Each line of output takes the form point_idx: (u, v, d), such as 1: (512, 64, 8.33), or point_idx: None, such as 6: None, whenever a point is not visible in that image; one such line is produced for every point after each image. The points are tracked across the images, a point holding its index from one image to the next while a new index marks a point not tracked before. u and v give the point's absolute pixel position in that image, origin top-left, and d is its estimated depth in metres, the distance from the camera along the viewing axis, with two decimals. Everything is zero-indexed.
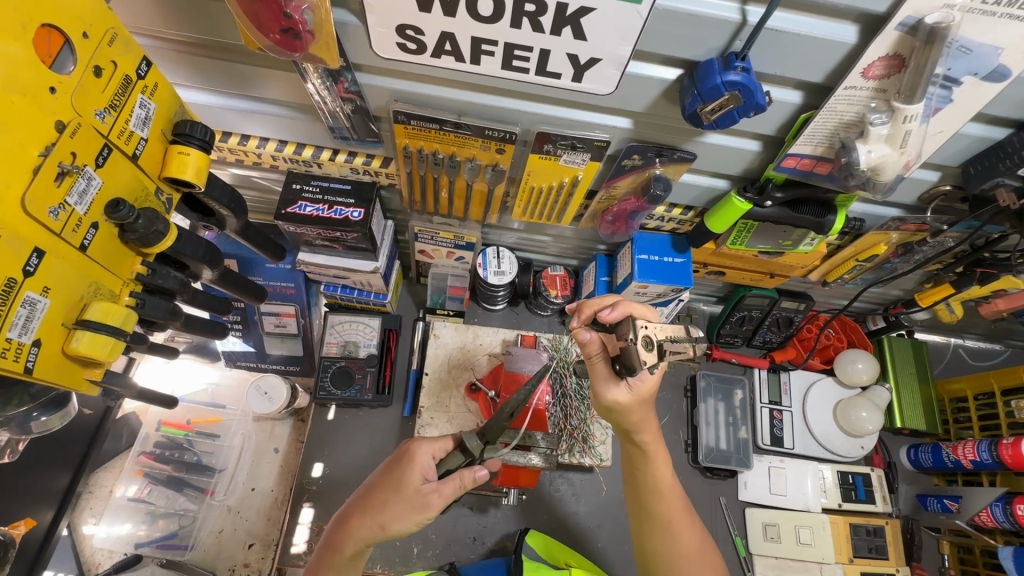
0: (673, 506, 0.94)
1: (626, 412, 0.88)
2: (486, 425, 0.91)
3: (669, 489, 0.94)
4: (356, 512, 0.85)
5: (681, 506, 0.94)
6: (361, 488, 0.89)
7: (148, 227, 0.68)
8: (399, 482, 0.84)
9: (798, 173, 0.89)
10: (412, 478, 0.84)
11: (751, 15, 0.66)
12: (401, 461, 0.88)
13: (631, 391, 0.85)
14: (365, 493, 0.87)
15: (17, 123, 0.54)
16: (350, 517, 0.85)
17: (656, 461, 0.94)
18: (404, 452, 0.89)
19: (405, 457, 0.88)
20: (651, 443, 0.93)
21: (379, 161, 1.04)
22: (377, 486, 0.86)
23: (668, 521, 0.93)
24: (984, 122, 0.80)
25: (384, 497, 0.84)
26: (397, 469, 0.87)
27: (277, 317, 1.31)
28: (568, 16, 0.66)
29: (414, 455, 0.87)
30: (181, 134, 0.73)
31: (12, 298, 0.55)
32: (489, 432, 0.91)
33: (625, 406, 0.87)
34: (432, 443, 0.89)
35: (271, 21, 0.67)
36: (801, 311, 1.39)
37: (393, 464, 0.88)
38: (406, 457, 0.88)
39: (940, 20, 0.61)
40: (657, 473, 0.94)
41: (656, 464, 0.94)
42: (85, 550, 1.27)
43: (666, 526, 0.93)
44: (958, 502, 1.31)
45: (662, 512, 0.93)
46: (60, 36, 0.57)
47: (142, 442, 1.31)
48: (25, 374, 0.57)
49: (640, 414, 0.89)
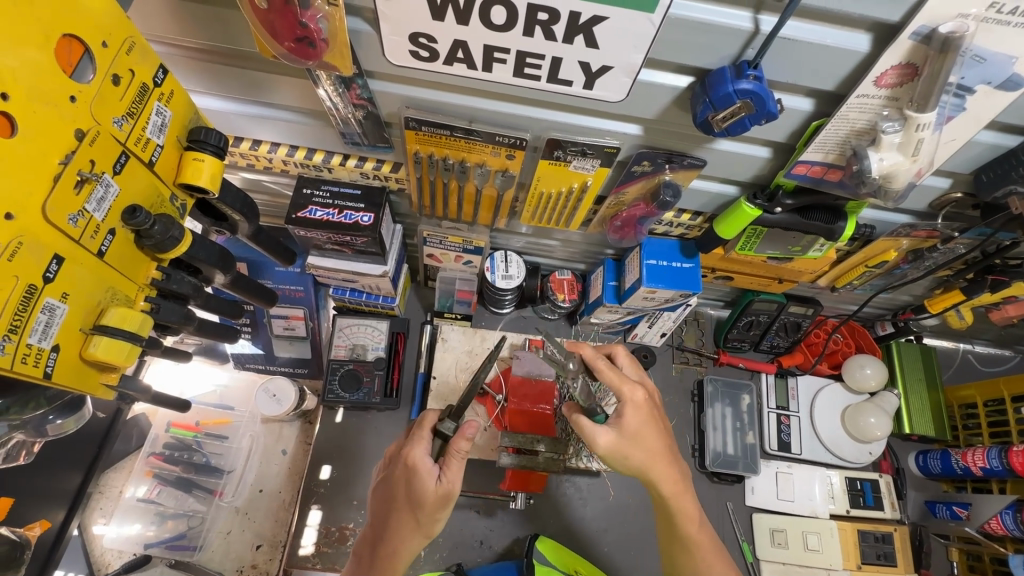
0: (704, 546, 0.92)
1: (625, 455, 0.88)
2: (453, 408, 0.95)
3: (698, 536, 0.92)
4: (391, 526, 0.89)
5: (713, 553, 0.92)
6: (382, 508, 0.91)
7: (164, 233, 0.68)
8: (418, 497, 0.85)
9: (809, 180, 0.89)
10: (425, 482, 0.85)
11: (764, 24, 0.66)
12: (406, 474, 0.88)
13: (615, 428, 0.88)
14: (390, 512, 0.90)
15: (39, 131, 0.55)
16: (390, 536, 0.88)
17: (680, 514, 0.92)
18: (403, 465, 0.88)
19: (408, 469, 0.87)
20: (676, 495, 0.91)
21: (390, 166, 1.05)
22: (404, 508, 0.88)
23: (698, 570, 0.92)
24: (997, 130, 0.80)
25: (415, 514, 0.86)
26: (409, 484, 0.87)
27: (286, 320, 1.32)
28: (580, 25, 0.67)
29: (413, 463, 0.87)
30: (196, 140, 0.74)
31: (33, 304, 0.55)
32: (458, 408, 0.95)
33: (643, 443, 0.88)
34: (419, 444, 0.89)
35: (287, 29, 0.68)
36: (809, 316, 1.38)
37: (403, 483, 0.88)
38: (407, 468, 0.87)
39: (954, 30, 0.61)
40: (683, 506, 0.91)
41: (682, 511, 0.91)
42: (95, 550, 1.28)
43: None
44: (968, 509, 1.30)
45: (694, 562, 0.92)
46: (80, 45, 0.58)
47: (152, 442, 1.33)
48: (44, 379, 0.58)
49: (646, 440, 0.88)
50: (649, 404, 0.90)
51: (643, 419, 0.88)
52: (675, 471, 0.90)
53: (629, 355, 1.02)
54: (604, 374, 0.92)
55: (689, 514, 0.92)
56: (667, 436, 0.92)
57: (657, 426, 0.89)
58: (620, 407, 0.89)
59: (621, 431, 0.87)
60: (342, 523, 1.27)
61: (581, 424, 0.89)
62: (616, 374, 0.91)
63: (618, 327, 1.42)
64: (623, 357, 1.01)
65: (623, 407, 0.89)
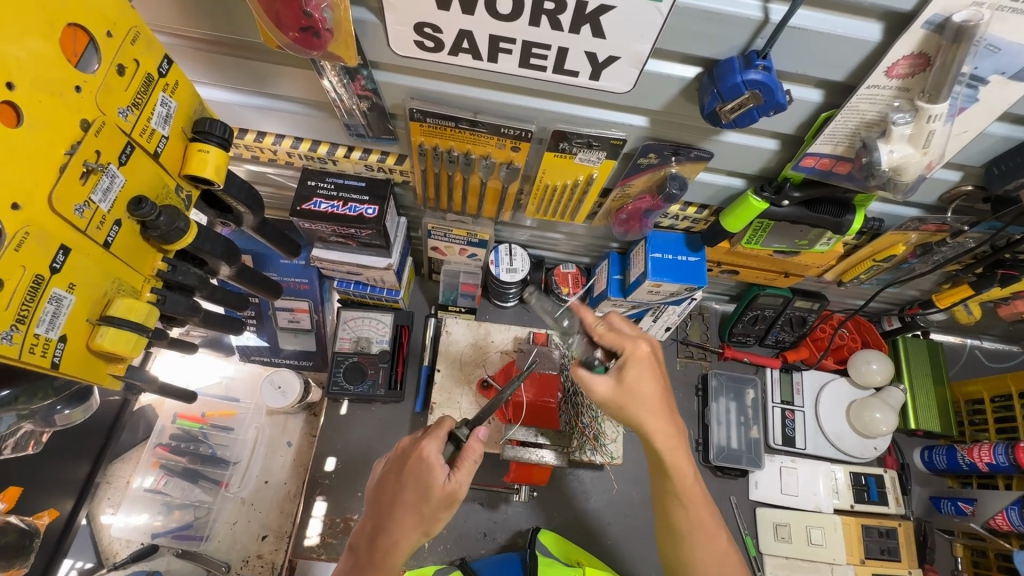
0: (698, 502, 0.92)
1: (622, 406, 0.89)
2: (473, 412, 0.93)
3: (691, 493, 0.91)
4: (393, 520, 0.88)
5: (703, 509, 0.92)
6: (384, 499, 0.90)
7: (169, 224, 0.69)
8: (426, 492, 0.85)
9: (817, 172, 0.88)
10: (436, 479, 0.85)
11: (774, 13, 0.65)
12: (416, 468, 0.88)
13: (615, 379, 0.90)
14: (392, 505, 0.89)
15: (46, 122, 0.55)
16: (391, 527, 0.87)
17: (674, 472, 0.90)
18: (414, 459, 0.88)
19: (419, 463, 0.87)
20: (671, 449, 0.90)
21: (394, 159, 1.05)
22: (408, 501, 0.87)
23: (681, 528, 0.92)
24: (1010, 122, 0.79)
25: (421, 508, 0.86)
26: (418, 478, 0.87)
27: (291, 313, 1.32)
28: (588, 14, 0.66)
29: (425, 457, 0.87)
30: (201, 131, 0.74)
31: (40, 295, 0.56)
32: (476, 415, 0.93)
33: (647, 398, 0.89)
34: (433, 440, 0.89)
35: (292, 18, 0.67)
36: (814, 311, 1.37)
37: (410, 477, 0.88)
38: (418, 461, 0.87)
39: (968, 18, 0.60)
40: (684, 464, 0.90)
41: (674, 467, 0.90)
42: (103, 539, 1.29)
43: (681, 533, 0.92)
44: (973, 504, 1.30)
45: (685, 514, 0.92)
46: (84, 35, 0.58)
47: (159, 434, 1.34)
48: (52, 369, 0.58)
49: (641, 392, 0.89)
50: (650, 357, 0.92)
51: (641, 372, 0.89)
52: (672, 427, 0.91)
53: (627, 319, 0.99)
54: (605, 337, 0.93)
55: (685, 473, 0.91)
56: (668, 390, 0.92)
57: (655, 380, 0.90)
58: (623, 361, 0.90)
59: (619, 382, 0.89)
60: (347, 514, 1.27)
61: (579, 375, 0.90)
62: (617, 335, 0.92)
63: (622, 322, 1.42)
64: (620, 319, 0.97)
65: (626, 362, 0.90)
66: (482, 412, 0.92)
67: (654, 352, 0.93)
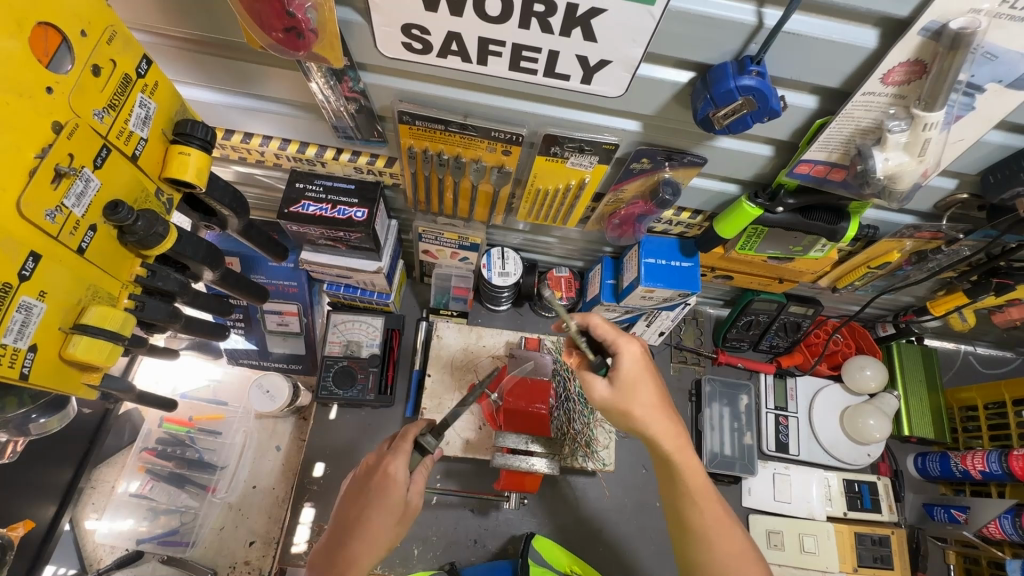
0: (708, 516, 0.85)
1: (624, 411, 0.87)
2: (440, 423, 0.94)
3: (700, 497, 0.86)
4: (353, 536, 0.85)
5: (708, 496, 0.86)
6: (348, 514, 0.88)
7: (148, 229, 0.66)
8: (389, 505, 0.85)
9: (812, 179, 0.87)
10: (399, 490, 0.86)
11: (768, 18, 0.63)
12: (381, 484, 0.87)
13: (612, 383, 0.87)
14: (354, 521, 0.86)
15: (14, 125, 0.53)
16: (353, 542, 0.84)
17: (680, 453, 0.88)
18: (378, 475, 0.88)
19: (384, 479, 0.87)
20: (677, 449, 0.87)
21: (384, 161, 1.03)
22: (371, 518, 0.85)
23: (694, 524, 0.86)
24: (1007, 129, 0.78)
25: (383, 524, 0.85)
26: (382, 493, 0.86)
27: (279, 315, 1.31)
28: (578, 17, 0.64)
29: (390, 473, 0.87)
30: (182, 133, 0.72)
31: (8, 303, 0.54)
32: (439, 424, 0.94)
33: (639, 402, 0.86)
34: (398, 455, 0.89)
35: (275, 18, 0.66)
36: (809, 316, 1.37)
37: (374, 493, 0.87)
38: (383, 477, 0.87)
39: (966, 25, 0.59)
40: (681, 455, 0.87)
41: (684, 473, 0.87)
42: (87, 544, 1.27)
43: (702, 536, 0.85)
44: (966, 512, 1.28)
45: (698, 532, 0.85)
46: (57, 34, 0.56)
47: (144, 438, 1.31)
48: (21, 380, 0.56)
49: (640, 391, 0.87)
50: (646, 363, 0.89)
51: (631, 369, 0.86)
52: (673, 417, 0.88)
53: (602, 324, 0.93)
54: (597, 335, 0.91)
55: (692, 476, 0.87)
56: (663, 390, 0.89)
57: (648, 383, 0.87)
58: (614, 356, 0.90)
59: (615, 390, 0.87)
60: None
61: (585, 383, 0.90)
62: (612, 329, 0.89)
63: (615, 326, 1.41)
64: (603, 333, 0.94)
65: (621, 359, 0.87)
66: (447, 421, 0.93)
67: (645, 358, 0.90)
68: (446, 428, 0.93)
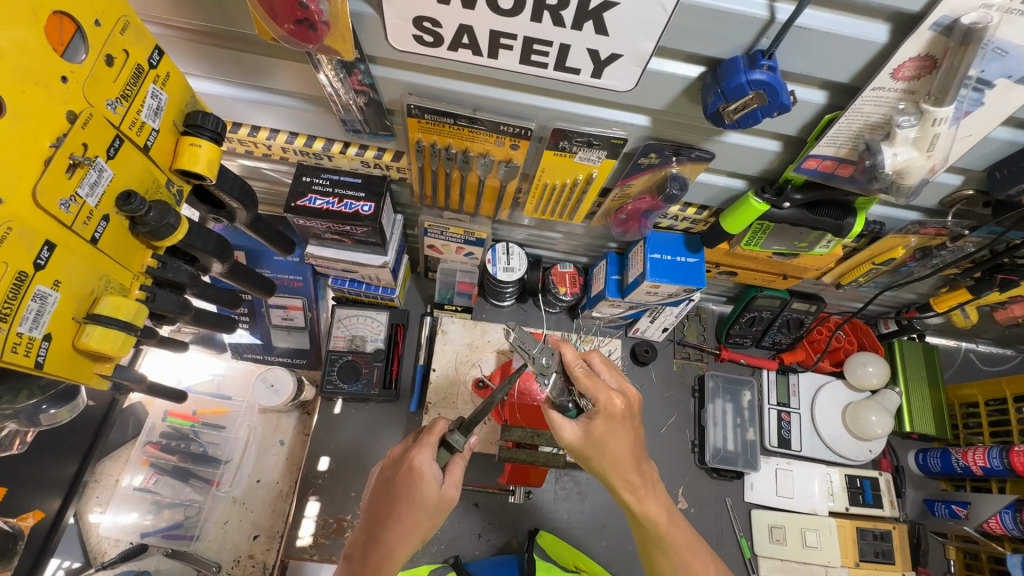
0: (679, 545, 0.92)
1: (587, 454, 0.88)
2: (465, 420, 0.91)
3: (675, 538, 0.92)
4: (386, 530, 0.87)
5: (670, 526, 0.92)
6: (378, 509, 0.89)
7: (159, 220, 0.67)
8: (421, 501, 0.87)
9: (820, 174, 0.87)
10: (428, 487, 0.87)
11: (780, 12, 0.64)
12: (407, 477, 0.88)
13: (582, 426, 0.86)
14: (386, 516, 0.88)
15: (31, 115, 0.53)
16: (388, 536, 0.87)
17: (642, 503, 0.91)
18: (405, 469, 0.88)
19: (410, 473, 0.88)
20: (639, 500, 0.90)
21: (391, 155, 1.04)
22: (403, 512, 0.87)
23: (670, 556, 0.92)
24: (1014, 126, 0.78)
25: (415, 517, 0.87)
26: (409, 488, 0.87)
27: (284, 310, 1.30)
28: (590, 10, 0.65)
29: (416, 467, 0.88)
30: (193, 125, 0.72)
31: (23, 292, 0.54)
32: (468, 420, 0.92)
33: (612, 465, 0.87)
34: (425, 449, 0.89)
35: (288, 11, 0.65)
36: (812, 313, 1.37)
37: (402, 489, 0.88)
38: (410, 472, 0.88)
39: (977, 21, 0.59)
40: (643, 504, 0.91)
41: (648, 507, 0.91)
42: (91, 538, 1.26)
43: (665, 550, 0.92)
44: (967, 508, 1.29)
45: (670, 561, 0.92)
46: (71, 24, 0.56)
47: (148, 432, 1.33)
48: (36, 369, 0.57)
49: (610, 446, 0.86)
50: (625, 414, 0.87)
51: (604, 445, 0.86)
52: (645, 494, 0.90)
53: (608, 361, 0.93)
54: (580, 381, 0.86)
55: (658, 519, 0.91)
56: (638, 441, 0.91)
57: (627, 433, 0.87)
58: (593, 412, 0.86)
59: (588, 433, 0.86)
60: (340, 515, 1.25)
61: (549, 419, 0.88)
62: (594, 382, 0.86)
63: (618, 322, 1.41)
64: (600, 364, 0.92)
65: (594, 415, 0.85)
66: (476, 419, 0.91)
67: (629, 408, 0.87)
68: (474, 425, 0.92)
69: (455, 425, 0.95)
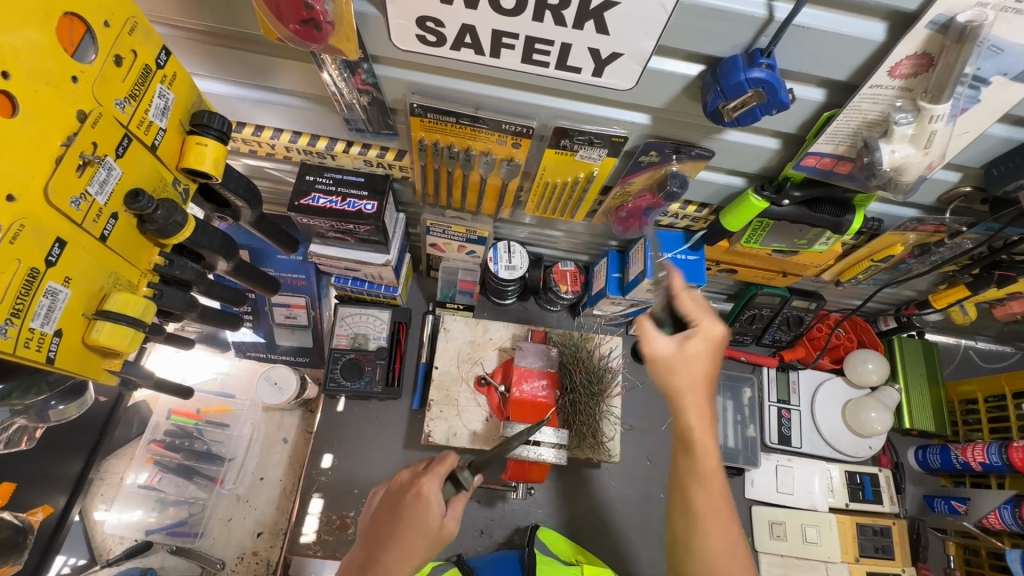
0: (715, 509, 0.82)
1: (670, 371, 0.86)
2: (476, 457, 0.96)
3: (712, 504, 0.83)
4: (385, 551, 0.85)
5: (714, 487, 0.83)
6: (379, 531, 0.89)
7: (167, 218, 0.68)
8: (422, 524, 0.87)
9: (818, 172, 0.88)
10: (432, 510, 0.88)
11: (778, 11, 0.64)
12: (413, 502, 0.90)
13: (676, 342, 0.86)
14: (386, 538, 0.87)
15: (43, 114, 0.54)
16: (384, 558, 0.85)
17: (700, 450, 0.84)
18: (412, 494, 0.91)
19: (417, 498, 0.90)
20: (697, 444, 0.84)
21: (394, 154, 1.05)
22: (404, 534, 0.87)
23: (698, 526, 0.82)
24: (1010, 123, 0.79)
25: (415, 542, 0.86)
26: (413, 511, 0.89)
27: (288, 308, 1.31)
28: (592, 10, 0.65)
29: (424, 493, 0.90)
30: (199, 124, 0.72)
31: (35, 288, 0.55)
32: (478, 460, 0.96)
33: (676, 360, 0.85)
34: (433, 477, 0.92)
35: (293, 12, 0.66)
36: (811, 311, 1.38)
37: (406, 512, 0.89)
38: (417, 497, 0.90)
39: (972, 19, 0.60)
40: (701, 455, 0.84)
41: (700, 457, 0.84)
42: (96, 536, 1.28)
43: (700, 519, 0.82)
44: (966, 503, 1.31)
45: (695, 525, 0.82)
46: (81, 24, 0.57)
47: (153, 430, 1.33)
48: (47, 364, 0.58)
49: (680, 369, 0.85)
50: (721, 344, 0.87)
51: (678, 362, 0.85)
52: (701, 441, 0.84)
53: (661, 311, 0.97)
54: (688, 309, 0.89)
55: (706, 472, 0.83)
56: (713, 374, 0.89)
57: (701, 362, 0.85)
58: (691, 331, 0.86)
59: (681, 347, 0.85)
60: (343, 511, 1.26)
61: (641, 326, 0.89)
62: (694, 303, 0.89)
63: (619, 319, 1.42)
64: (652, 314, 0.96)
65: (693, 333, 0.86)
66: (486, 460, 0.96)
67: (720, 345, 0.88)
68: (484, 466, 0.96)
69: (463, 462, 0.98)
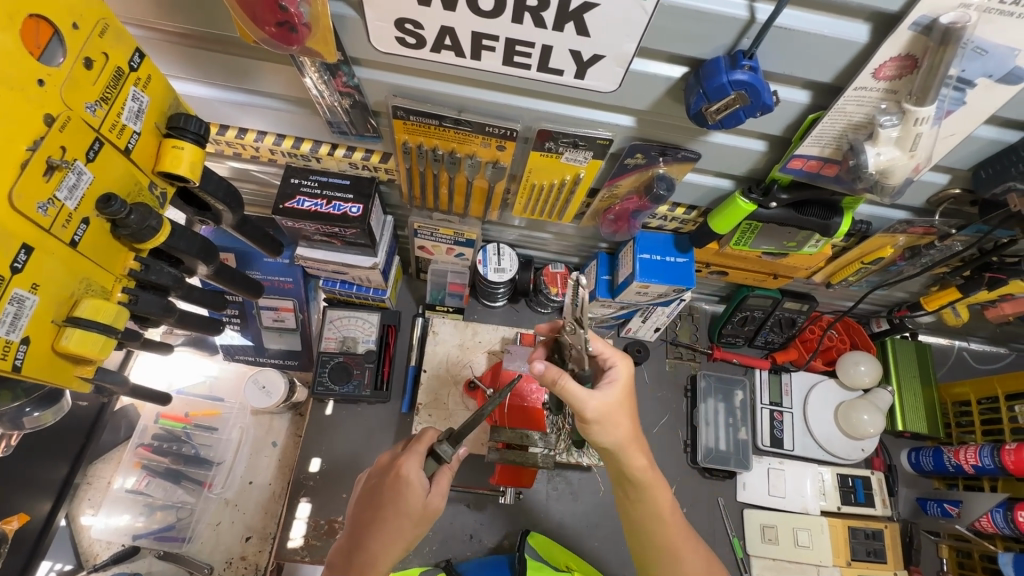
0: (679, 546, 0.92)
1: (609, 423, 0.85)
2: (455, 432, 0.90)
3: (672, 536, 0.92)
4: (371, 537, 0.87)
5: (675, 524, 0.93)
6: (364, 515, 0.89)
7: (141, 222, 0.67)
8: (405, 509, 0.86)
9: (805, 174, 0.87)
10: (414, 496, 0.87)
11: (760, 12, 0.63)
12: (394, 485, 0.88)
13: (604, 396, 0.85)
14: (371, 524, 0.88)
15: (7, 118, 0.53)
16: (371, 544, 0.87)
17: (651, 492, 0.90)
18: (392, 477, 0.89)
19: (397, 481, 0.88)
20: (649, 489, 0.90)
21: (379, 156, 1.04)
22: (388, 520, 0.87)
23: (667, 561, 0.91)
24: (998, 125, 0.78)
25: (401, 527, 0.86)
26: (394, 497, 0.87)
27: (276, 311, 1.30)
28: (571, 11, 0.64)
29: (404, 476, 0.88)
30: (176, 127, 0.72)
31: (0, 295, 0.54)
32: (457, 432, 0.91)
33: (612, 411, 0.85)
34: (413, 458, 0.89)
35: (268, 12, 0.65)
36: (804, 312, 1.37)
37: (388, 496, 0.88)
38: (397, 480, 0.88)
39: (955, 20, 0.59)
40: (656, 497, 0.91)
41: (652, 500, 0.90)
42: (83, 540, 1.27)
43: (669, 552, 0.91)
44: (958, 506, 1.29)
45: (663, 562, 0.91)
46: (49, 27, 0.56)
47: (141, 434, 1.32)
48: (14, 372, 0.57)
49: (615, 422, 0.85)
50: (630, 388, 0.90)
51: (614, 420, 0.85)
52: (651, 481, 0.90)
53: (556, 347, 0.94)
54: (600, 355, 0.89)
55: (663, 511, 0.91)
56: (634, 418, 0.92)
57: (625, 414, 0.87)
58: (608, 379, 0.87)
59: (610, 401, 0.85)
60: (331, 516, 1.25)
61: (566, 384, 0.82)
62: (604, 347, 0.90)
63: (610, 322, 1.41)
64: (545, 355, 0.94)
65: (613, 380, 0.87)
66: (464, 433, 0.89)
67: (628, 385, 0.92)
68: (463, 436, 0.91)
69: (444, 434, 0.94)
